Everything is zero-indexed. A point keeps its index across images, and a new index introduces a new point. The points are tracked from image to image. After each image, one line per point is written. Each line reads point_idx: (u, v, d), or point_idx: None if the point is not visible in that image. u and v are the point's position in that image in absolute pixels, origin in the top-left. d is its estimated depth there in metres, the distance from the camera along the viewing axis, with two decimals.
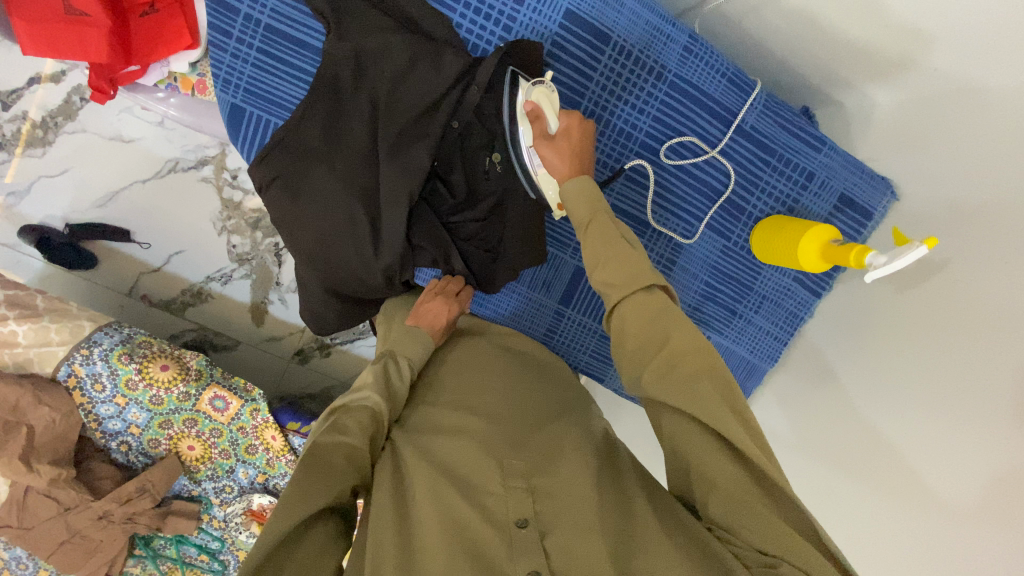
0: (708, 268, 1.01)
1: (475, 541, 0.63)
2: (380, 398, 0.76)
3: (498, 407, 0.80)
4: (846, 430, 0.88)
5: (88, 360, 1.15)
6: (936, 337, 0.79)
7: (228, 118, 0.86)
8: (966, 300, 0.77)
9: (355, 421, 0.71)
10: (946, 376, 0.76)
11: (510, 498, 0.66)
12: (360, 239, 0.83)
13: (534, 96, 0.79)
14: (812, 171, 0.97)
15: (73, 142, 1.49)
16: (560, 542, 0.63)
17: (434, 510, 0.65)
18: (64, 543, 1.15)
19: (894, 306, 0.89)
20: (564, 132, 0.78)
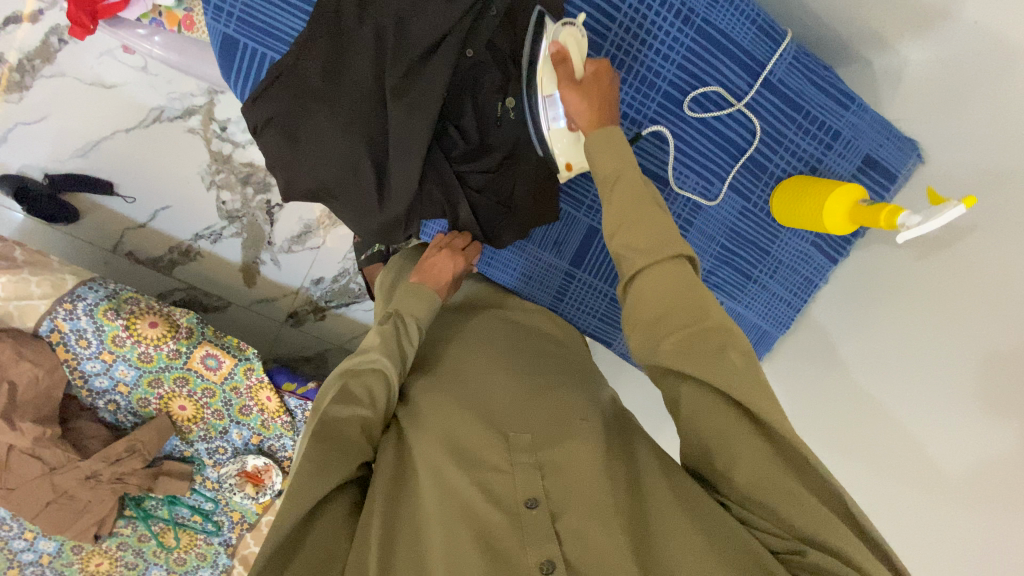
0: (725, 230, 0.97)
1: (482, 523, 0.60)
2: (393, 364, 0.72)
3: (500, 376, 0.76)
4: (873, 411, 0.88)
5: (72, 315, 1.09)
6: (958, 322, 0.78)
7: (220, 51, 0.79)
8: (994, 279, 0.75)
9: (365, 390, 0.69)
10: (963, 362, 0.75)
11: (519, 476, 0.63)
12: (364, 189, 0.79)
13: (561, 37, 0.74)
14: (839, 130, 0.92)
15: (50, 87, 1.39)
16: (573, 526, 0.60)
17: (438, 495, 0.63)
18: (50, 503, 1.10)
19: (915, 281, 0.87)
20: (592, 79, 0.73)
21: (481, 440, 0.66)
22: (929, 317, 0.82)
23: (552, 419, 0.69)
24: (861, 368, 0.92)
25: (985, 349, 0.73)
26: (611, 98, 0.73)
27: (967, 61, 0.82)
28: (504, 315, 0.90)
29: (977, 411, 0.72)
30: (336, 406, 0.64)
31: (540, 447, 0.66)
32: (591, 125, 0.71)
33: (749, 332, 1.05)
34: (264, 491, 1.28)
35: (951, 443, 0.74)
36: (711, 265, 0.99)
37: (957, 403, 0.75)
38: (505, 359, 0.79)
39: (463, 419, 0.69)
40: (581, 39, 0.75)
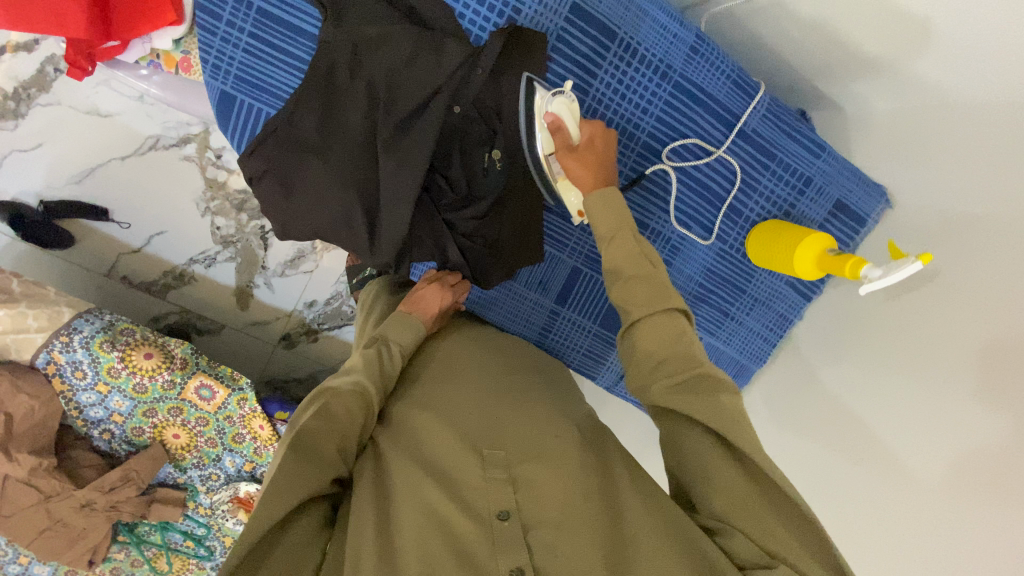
0: (703, 271, 1.01)
1: (455, 534, 0.64)
2: (369, 382, 0.75)
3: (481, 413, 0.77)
4: (846, 435, 0.93)
5: (68, 347, 1.11)
6: (929, 344, 0.83)
7: (217, 106, 0.82)
8: (961, 315, 0.79)
9: (344, 408, 0.71)
10: (939, 382, 0.80)
11: (490, 490, 0.67)
12: (357, 236, 0.83)
13: (555, 108, 0.78)
14: (810, 177, 0.97)
15: (46, 115, 1.42)
16: (546, 537, 0.64)
17: (415, 508, 0.65)
18: (45, 531, 1.12)
19: (888, 311, 0.91)
20: (586, 144, 0.80)
21: (458, 459, 0.70)
22: (908, 339, 0.86)
23: (530, 438, 0.73)
24: (838, 393, 0.96)
25: (977, 346, 0.76)
26: (606, 158, 0.81)
27: (921, 112, 0.88)
28: (486, 340, 0.94)
29: (971, 402, 0.75)
30: (315, 421, 0.67)
31: (515, 463, 0.70)
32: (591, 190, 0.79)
33: (727, 366, 1.08)
34: None
35: (937, 445, 0.78)
36: (689, 304, 1.03)
37: (936, 409, 0.79)
38: (484, 382, 0.83)
39: (446, 440, 0.72)
40: (574, 105, 0.80)
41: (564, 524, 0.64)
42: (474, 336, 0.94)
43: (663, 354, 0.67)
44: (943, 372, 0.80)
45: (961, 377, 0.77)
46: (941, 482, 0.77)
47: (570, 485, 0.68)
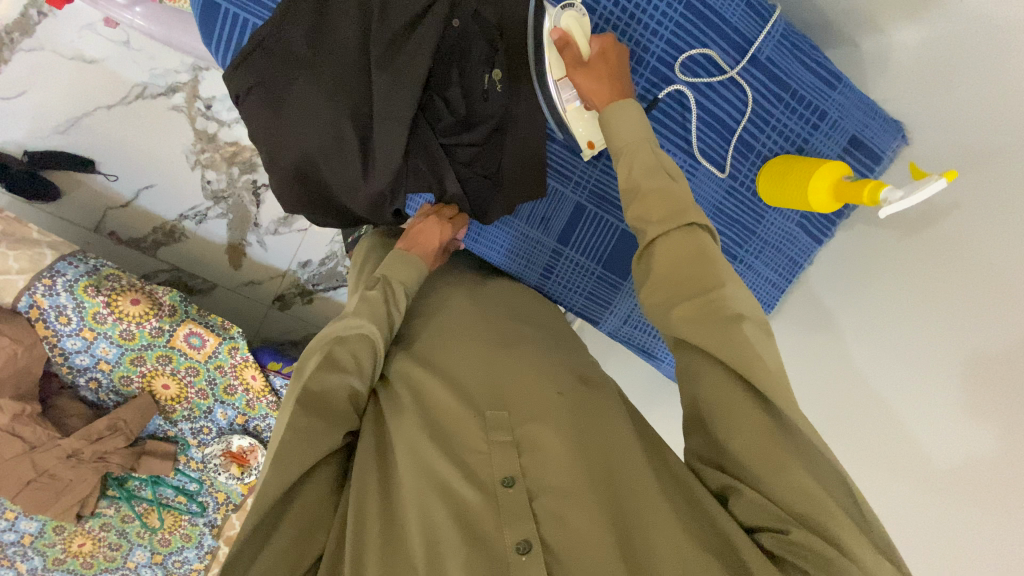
0: (712, 209, 0.97)
1: (459, 501, 0.60)
2: (375, 326, 0.71)
3: (470, 370, 0.73)
4: (835, 420, 0.90)
5: (51, 291, 1.07)
6: (917, 342, 0.81)
7: (200, 18, 0.77)
8: (961, 297, 0.77)
9: (350, 355, 0.68)
10: (922, 389, 0.78)
11: (494, 456, 0.63)
12: (348, 161, 0.78)
13: (564, 24, 0.76)
14: (825, 110, 0.93)
15: (30, 61, 1.36)
16: (550, 503, 0.60)
17: (415, 470, 0.63)
18: (31, 482, 1.09)
19: (891, 287, 0.88)
20: (597, 56, 0.77)
21: (456, 419, 0.67)
22: (907, 331, 0.83)
23: (533, 397, 0.69)
24: (837, 369, 0.92)
25: (959, 359, 0.74)
26: (619, 69, 0.77)
27: (939, 54, 0.84)
28: (482, 292, 0.90)
29: (958, 412, 0.73)
30: (323, 376, 0.64)
31: (518, 425, 0.66)
32: (605, 104, 0.76)
33: None
34: (249, 472, 1.27)
35: (931, 454, 0.75)
36: None
37: (948, 353, 0.76)
38: (482, 336, 0.78)
39: (443, 399, 0.69)
40: (583, 18, 0.77)
41: (572, 489, 0.60)
42: (473, 290, 0.90)
43: (680, 274, 0.64)
44: (930, 380, 0.77)
45: (947, 384, 0.75)
46: (937, 495, 0.73)
47: (575, 445, 0.64)
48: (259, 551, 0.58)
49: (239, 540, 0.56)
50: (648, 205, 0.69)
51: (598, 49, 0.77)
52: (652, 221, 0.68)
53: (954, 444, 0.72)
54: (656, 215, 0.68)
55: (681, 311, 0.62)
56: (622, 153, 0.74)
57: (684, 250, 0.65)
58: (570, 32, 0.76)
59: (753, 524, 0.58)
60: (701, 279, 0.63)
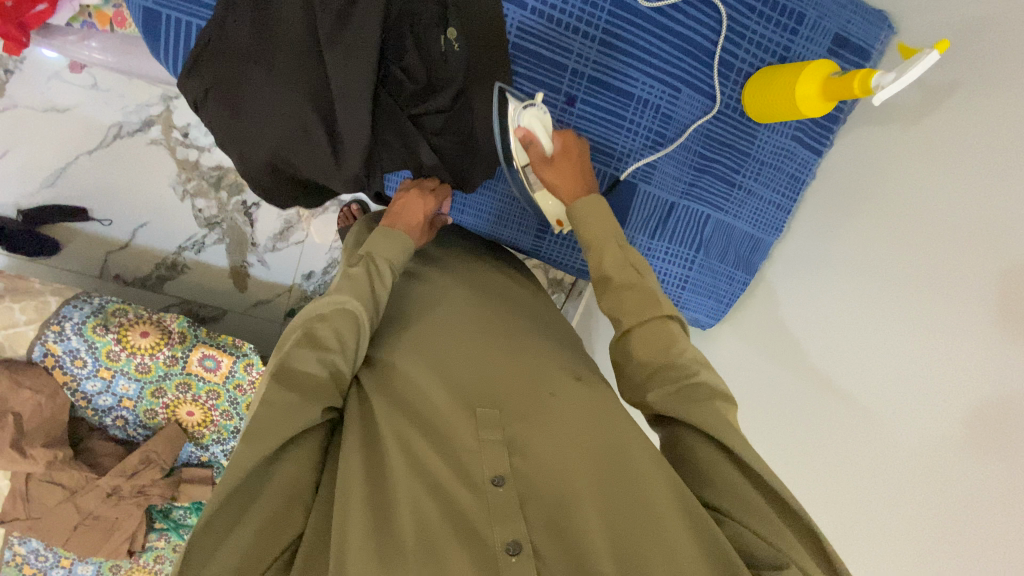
0: (701, 138, 0.93)
1: (450, 501, 0.59)
2: (358, 304, 0.70)
3: (461, 362, 0.71)
4: (833, 365, 0.84)
5: (62, 336, 1.09)
6: (926, 274, 0.75)
7: (143, 25, 0.73)
8: (973, 209, 0.72)
9: (333, 333, 0.66)
10: (938, 329, 0.72)
11: (485, 452, 0.61)
12: (317, 147, 0.76)
13: (527, 122, 0.76)
14: (803, 12, 0.88)
15: (6, 119, 1.38)
16: (541, 511, 0.59)
17: (406, 467, 0.61)
18: (79, 526, 1.12)
19: (892, 216, 0.83)
20: (562, 152, 0.79)
21: (449, 414, 0.64)
22: (909, 261, 0.78)
23: (525, 392, 0.68)
24: (837, 294, 0.88)
25: (970, 315, 0.69)
26: (583, 165, 0.80)
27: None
28: (471, 279, 0.88)
29: (961, 358, 0.68)
30: (304, 352, 0.63)
31: (510, 423, 0.65)
32: (572, 198, 0.78)
33: (741, 242, 1.01)
34: None
35: (938, 408, 0.69)
36: (690, 180, 0.95)
37: (959, 250, 0.72)
38: (476, 334, 0.76)
39: (434, 392, 0.67)
40: (545, 115, 0.78)
41: (561, 499, 0.59)
42: (459, 275, 0.88)
43: (655, 359, 0.66)
44: (947, 320, 0.71)
45: (959, 323, 0.70)
46: (950, 444, 0.67)
47: (571, 443, 0.63)
48: (229, 530, 0.56)
49: (206, 516, 0.53)
50: (621, 300, 0.70)
51: (560, 145, 0.80)
52: (626, 312, 0.69)
53: (932, 416, 0.70)
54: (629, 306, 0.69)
55: (658, 393, 0.64)
56: (591, 246, 0.76)
57: (657, 337, 0.67)
58: (534, 130, 0.77)
59: (747, 542, 0.55)
60: (677, 368, 0.64)
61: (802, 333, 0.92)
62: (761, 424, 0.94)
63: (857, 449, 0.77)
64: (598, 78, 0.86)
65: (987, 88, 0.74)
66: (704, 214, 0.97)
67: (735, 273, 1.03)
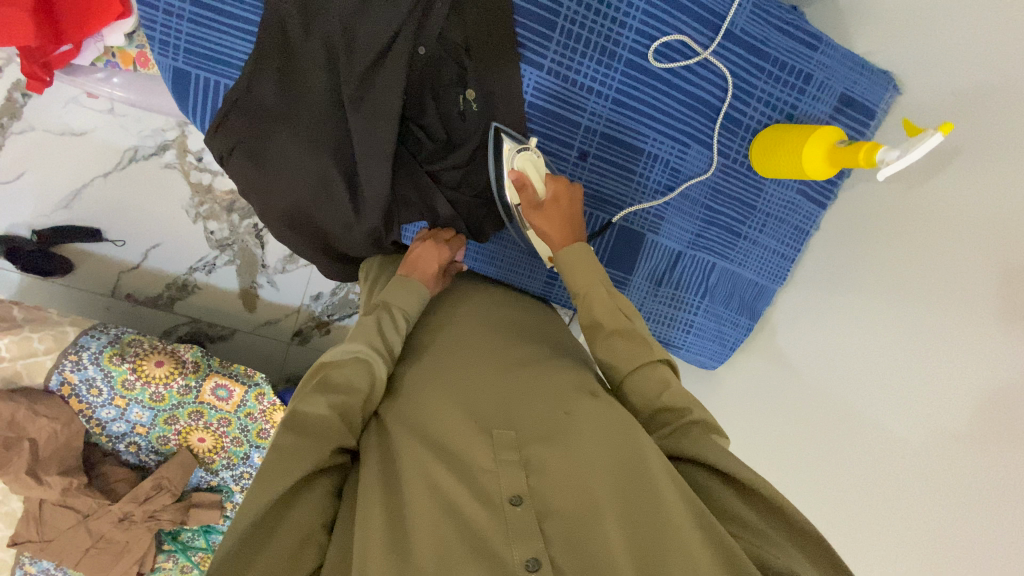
0: (708, 191, 0.95)
1: (468, 524, 0.57)
2: (372, 350, 0.71)
3: (475, 386, 0.71)
4: (856, 411, 0.85)
5: (79, 366, 1.11)
6: (934, 334, 0.77)
7: (172, 84, 0.77)
8: (982, 253, 0.74)
9: (346, 379, 0.67)
10: (945, 370, 0.75)
11: (502, 473, 0.60)
12: (338, 203, 0.79)
13: (520, 165, 0.77)
14: (810, 73, 0.91)
15: (23, 142, 1.40)
16: (561, 527, 0.57)
17: (424, 491, 0.59)
18: (90, 548, 1.14)
19: (903, 269, 0.84)
20: (552, 201, 0.78)
21: (466, 438, 0.63)
22: (916, 319, 0.80)
23: (537, 414, 0.67)
24: (845, 343, 0.90)
25: (979, 377, 0.70)
26: (574, 214, 0.79)
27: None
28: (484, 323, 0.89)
29: (972, 419, 0.71)
30: (314, 395, 0.63)
31: (526, 443, 0.63)
32: (558, 250, 0.78)
33: (746, 288, 1.04)
34: None
35: (955, 465, 0.72)
36: (698, 230, 0.98)
37: (965, 313, 0.74)
38: None
39: (452, 416, 0.66)
40: (537, 159, 0.79)
41: (583, 515, 0.57)
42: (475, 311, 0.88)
43: (651, 400, 0.69)
44: (948, 382, 0.74)
45: (965, 387, 0.72)
46: (967, 503, 0.70)
47: (590, 460, 0.61)
48: (254, 556, 0.54)
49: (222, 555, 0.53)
50: (613, 347, 0.73)
51: (553, 192, 0.79)
52: (619, 357, 0.72)
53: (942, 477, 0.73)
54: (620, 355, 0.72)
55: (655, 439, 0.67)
56: (579, 294, 0.77)
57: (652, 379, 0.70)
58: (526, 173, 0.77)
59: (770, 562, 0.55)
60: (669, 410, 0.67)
61: (811, 381, 0.94)
62: (785, 470, 0.94)
63: (881, 487, 0.80)
64: (611, 133, 0.89)
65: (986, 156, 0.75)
66: (710, 263, 1.00)
67: (739, 318, 1.06)
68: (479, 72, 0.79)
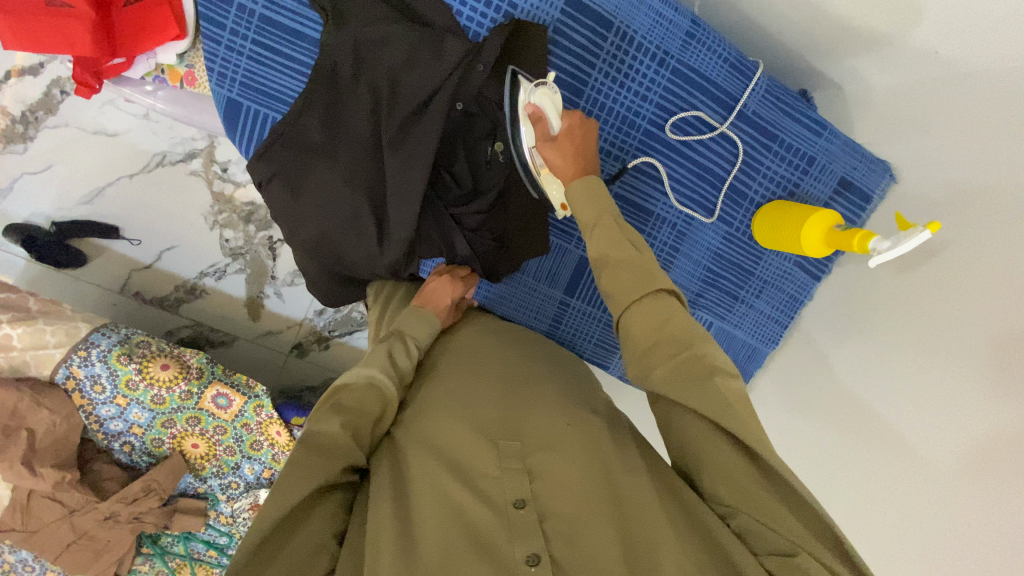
0: (711, 254, 1.01)
1: (474, 526, 0.60)
2: (383, 374, 0.74)
3: (482, 396, 0.75)
4: None
5: (86, 362, 1.13)
6: (920, 414, 0.81)
7: (224, 113, 0.84)
8: (965, 333, 0.78)
9: (358, 401, 0.70)
10: (925, 447, 0.79)
11: (506, 480, 0.64)
12: (365, 237, 0.83)
13: (536, 98, 0.77)
14: (813, 156, 0.97)
15: (55, 137, 1.45)
16: (560, 526, 0.61)
17: (433, 498, 0.62)
18: (71, 544, 1.14)
19: (895, 344, 0.89)
20: (566, 132, 0.78)
21: (471, 455, 0.66)
22: (906, 396, 0.84)
23: (541, 428, 0.70)
24: (846, 406, 0.94)
25: (959, 459, 0.75)
26: (587, 146, 0.79)
27: (920, 83, 0.88)
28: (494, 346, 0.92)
29: (957, 488, 0.74)
30: (329, 416, 0.66)
31: (530, 453, 0.67)
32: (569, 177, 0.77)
33: (739, 349, 1.08)
34: None
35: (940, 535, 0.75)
36: (699, 290, 1.03)
37: (942, 394, 0.79)
38: None
39: (457, 429, 0.70)
40: (554, 95, 0.79)
41: (581, 515, 0.61)
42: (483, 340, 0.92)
43: (655, 331, 0.65)
44: (931, 459, 0.78)
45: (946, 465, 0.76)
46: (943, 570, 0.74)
47: (589, 469, 0.65)
48: (269, 560, 0.57)
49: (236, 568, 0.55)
50: (617, 277, 0.70)
51: (566, 125, 0.79)
52: (624, 289, 0.69)
53: (925, 551, 0.76)
54: (623, 288, 0.69)
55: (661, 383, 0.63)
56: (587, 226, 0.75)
57: (656, 311, 0.67)
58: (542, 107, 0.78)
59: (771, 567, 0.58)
60: (672, 345, 0.64)
61: None
62: None
63: None
64: (623, 194, 0.96)
65: (968, 252, 0.80)
66: (708, 322, 1.05)
67: None
68: (507, 124, 0.81)
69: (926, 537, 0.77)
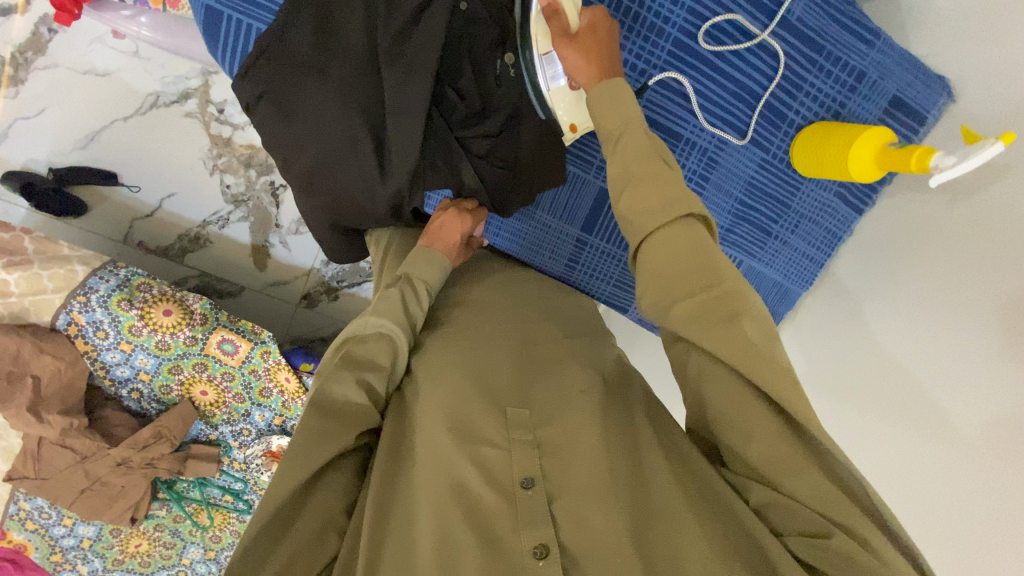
0: (744, 184, 0.93)
1: (474, 500, 0.56)
2: (395, 325, 0.68)
3: (490, 360, 0.69)
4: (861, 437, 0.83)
5: (87, 307, 1.11)
6: (953, 374, 0.74)
7: (204, 24, 0.77)
8: (1005, 292, 0.70)
9: (370, 357, 0.65)
10: (954, 414, 0.72)
11: (514, 453, 0.60)
12: (362, 161, 0.75)
13: None
14: (863, 70, 0.87)
15: (46, 78, 1.35)
16: (570, 508, 0.56)
17: (434, 468, 0.58)
18: (85, 491, 1.14)
19: (936, 300, 0.80)
20: (587, 29, 0.71)
21: (476, 416, 0.62)
22: (943, 355, 0.76)
23: (554, 398, 0.65)
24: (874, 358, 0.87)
25: (991, 423, 0.67)
26: (608, 45, 0.71)
27: None
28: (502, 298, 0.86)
29: (978, 457, 0.67)
30: (342, 374, 0.61)
31: (540, 425, 0.63)
32: (596, 81, 0.69)
33: (770, 290, 1.00)
34: None
35: (953, 505, 0.69)
36: (729, 225, 0.95)
37: (977, 354, 0.71)
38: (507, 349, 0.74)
39: (460, 390, 0.64)
40: None
41: (591, 492, 0.57)
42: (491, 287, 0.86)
43: (682, 260, 0.56)
44: (954, 426, 0.71)
45: (969, 431, 0.69)
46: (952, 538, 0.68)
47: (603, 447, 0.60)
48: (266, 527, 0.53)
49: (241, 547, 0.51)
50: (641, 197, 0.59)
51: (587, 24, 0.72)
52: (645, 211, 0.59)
53: (932, 521, 0.71)
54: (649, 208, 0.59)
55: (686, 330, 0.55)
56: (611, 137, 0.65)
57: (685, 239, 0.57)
58: None
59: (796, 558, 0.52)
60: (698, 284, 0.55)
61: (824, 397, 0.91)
62: None
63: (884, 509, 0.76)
64: (648, 114, 0.87)
65: None
66: (739, 260, 0.97)
67: None
68: (519, 32, 0.76)
69: (941, 502, 0.71)
